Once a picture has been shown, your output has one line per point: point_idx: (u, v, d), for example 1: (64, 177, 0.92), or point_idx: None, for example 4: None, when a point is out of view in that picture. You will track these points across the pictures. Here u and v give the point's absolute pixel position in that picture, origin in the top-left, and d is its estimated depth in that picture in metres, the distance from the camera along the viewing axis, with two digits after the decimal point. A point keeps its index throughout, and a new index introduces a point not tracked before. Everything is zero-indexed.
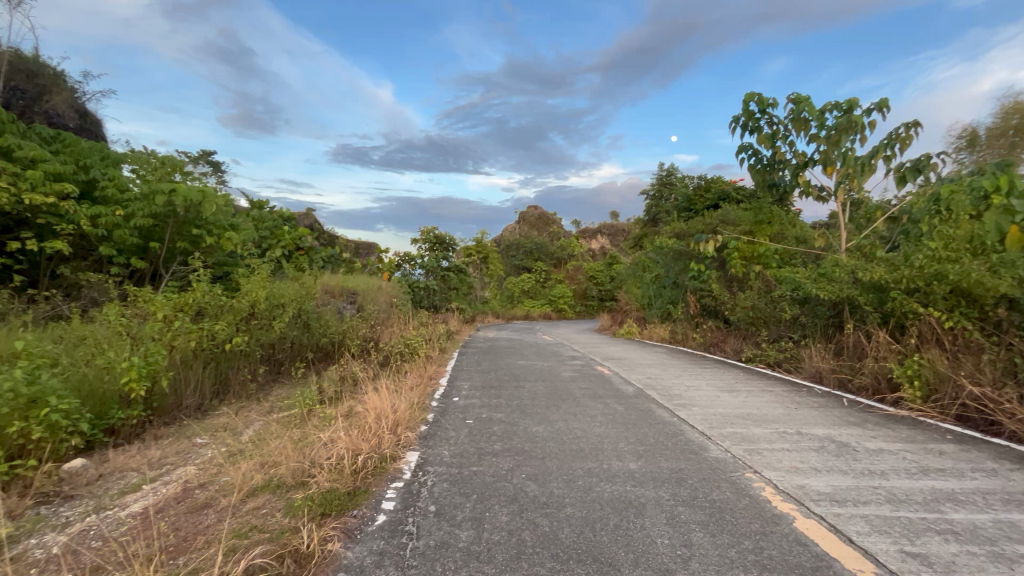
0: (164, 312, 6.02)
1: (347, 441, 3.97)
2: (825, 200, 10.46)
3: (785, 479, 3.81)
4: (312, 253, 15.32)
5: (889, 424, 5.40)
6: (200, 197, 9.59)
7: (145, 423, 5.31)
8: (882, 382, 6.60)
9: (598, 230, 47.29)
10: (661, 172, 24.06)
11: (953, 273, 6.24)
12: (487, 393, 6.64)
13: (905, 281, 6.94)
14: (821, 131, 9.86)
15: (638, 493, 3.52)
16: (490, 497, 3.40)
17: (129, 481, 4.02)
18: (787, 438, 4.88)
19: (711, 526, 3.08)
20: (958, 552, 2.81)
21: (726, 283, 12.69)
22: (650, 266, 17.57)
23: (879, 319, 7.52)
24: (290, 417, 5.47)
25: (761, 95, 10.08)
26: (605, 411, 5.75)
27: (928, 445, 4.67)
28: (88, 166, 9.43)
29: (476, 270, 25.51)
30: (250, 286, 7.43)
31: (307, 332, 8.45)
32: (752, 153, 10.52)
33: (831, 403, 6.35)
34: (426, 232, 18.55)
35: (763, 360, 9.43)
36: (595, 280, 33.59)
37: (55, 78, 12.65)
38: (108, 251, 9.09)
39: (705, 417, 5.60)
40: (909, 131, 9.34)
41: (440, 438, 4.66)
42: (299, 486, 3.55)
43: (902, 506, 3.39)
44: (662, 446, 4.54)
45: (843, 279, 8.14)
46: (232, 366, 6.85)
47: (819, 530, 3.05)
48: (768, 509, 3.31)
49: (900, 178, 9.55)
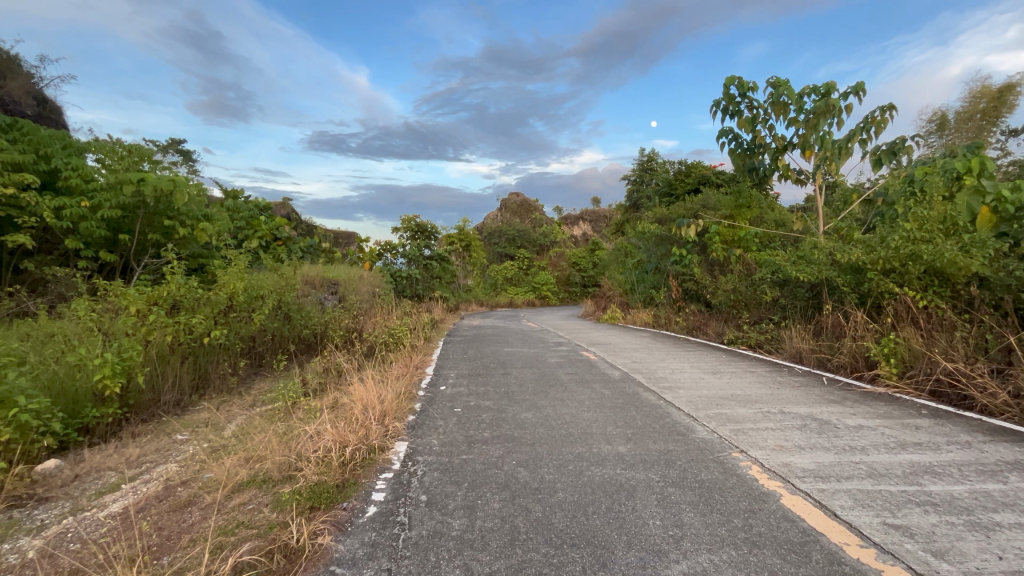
0: (137, 306, 5.80)
1: (334, 433, 3.90)
2: (803, 183, 10.62)
3: (770, 458, 3.88)
4: (290, 243, 15.00)
5: (867, 401, 5.55)
6: (171, 187, 9.24)
7: (122, 421, 5.14)
8: (859, 360, 6.78)
9: (580, 216, 47.39)
10: (642, 157, 24.14)
11: (927, 254, 6.43)
12: (474, 381, 6.61)
13: (881, 262, 7.10)
14: (800, 114, 9.96)
15: (628, 476, 3.54)
16: (481, 485, 3.39)
17: (107, 481, 3.88)
18: (771, 418, 4.97)
19: (700, 505, 3.11)
20: (938, 523, 2.90)
21: (707, 267, 12.84)
22: (632, 252, 17.67)
23: (857, 300, 7.71)
24: (275, 410, 5.36)
25: (741, 79, 10.13)
26: (593, 396, 5.77)
27: (905, 421, 4.81)
28: (49, 155, 8.95)
29: (458, 258, 25.35)
30: (227, 277, 7.21)
31: (288, 324, 8.31)
32: (733, 137, 10.59)
33: (811, 382, 6.51)
34: (407, 221, 18.34)
35: (745, 342, 9.59)
36: (578, 266, 33.70)
37: (9, 63, 12.03)
38: (74, 244, 8.75)
39: (691, 399, 5.67)
40: (884, 115, 9.49)
41: (429, 427, 4.62)
42: (286, 480, 3.48)
43: (883, 479, 3.49)
44: (650, 429, 4.58)
45: (821, 261, 8.28)
46: (212, 360, 6.67)
47: (806, 506, 3.11)
48: (756, 487, 3.37)
49: (876, 161, 9.72)
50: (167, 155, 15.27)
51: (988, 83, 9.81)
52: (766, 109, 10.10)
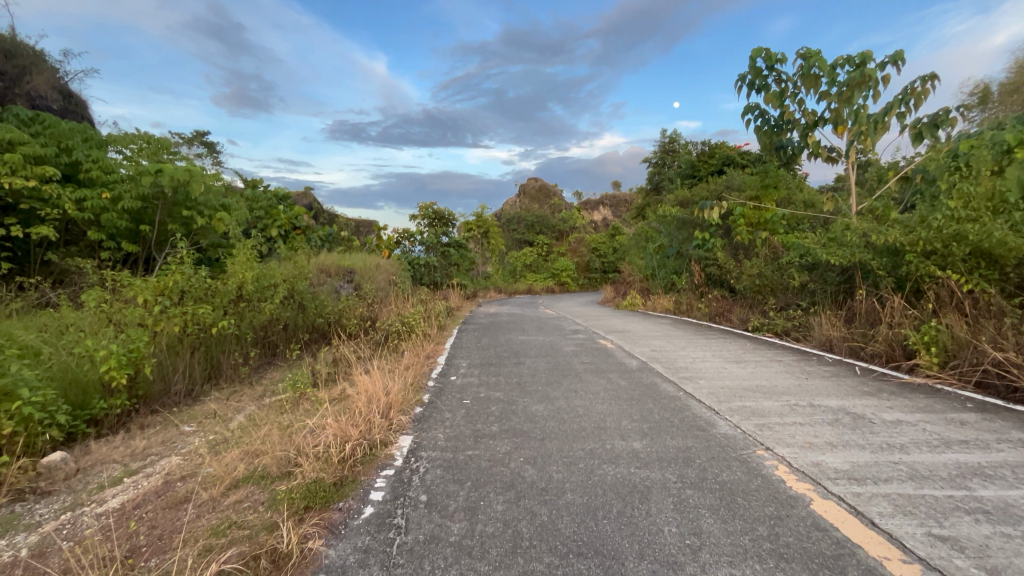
0: (144, 297, 5.73)
1: (335, 427, 3.77)
2: (834, 161, 10.03)
3: (799, 456, 3.59)
4: (309, 232, 15.02)
5: (905, 393, 5.16)
6: (187, 177, 9.22)
7: (131, 412, 5.14)
8: (896, 349, 6.33)
9: (600, 201, 46.61)
10: (663, 139, 23.34)
11: (973, 235, 5.93)
12: (485, 370, 6.45)
13: (921, 243, 6.61)
14: (832, 87, 9.36)
15: (643, 476, 3.30)
16: (485, 484, 3.20)
17: (109, 474, 3.84)
18: (799, 411, 4.64)
19: (721, 510, 2.86)
20: (992, 535, 2.59)
21: (731, 251, 12.36)
22: (653, 236, 17.16)
23: (893, 284, 7.22)
24: (282, 401, 5.29)
25: (769, 50, 9.54)
26: (608, 387, 5.53)
27: (948, 416, 4.43)
28: (70, 148, 8.98)
29: (477, 245, 25.17)
30: (237, 267, 7.14)
31: (302, 314, 8.26)
32: (760, 113, 10.04)
33: (843, 372, 6.12)
34: (425, 208, 18.21)
35: (770, 329, 9.17)
36: (597, 251, 33.18)
37: (34, 58, 12.16)
38: (97, 236, 8.83)
39: (712, 391, 5.38)
40: (925, 85, 8.84)
41: (435, 420, 4.46)
42: (284, 476, 3.36)
43: (926, 483, 3.17)
44: (669, 423, 4.32)
45: (854, 243, 7.78)
46: (223, 349, 6.65)
47: (839, 513, 2.83)
48: (783, 490, 3.09)
49: (916, 136, 9.04)
50: (190, 147, 15.42)
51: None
52: (795, 82, 9.52)
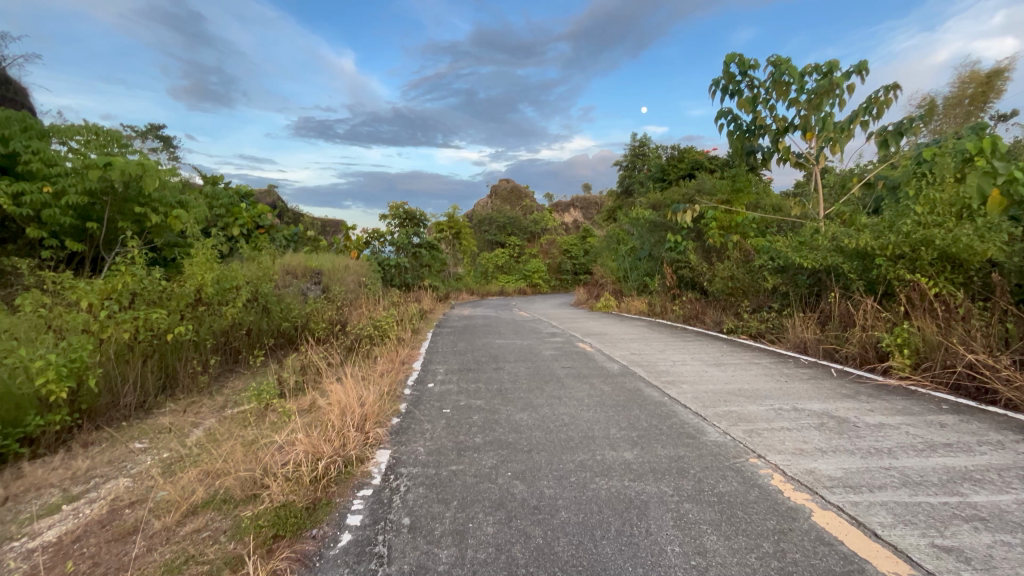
0: (88, 300, 5.21)
1: (306, 443, 3.46)
2: (802, 167, 10.25)
3: (792, 464, 3.51)
4: (273, 231, 14.37)
5: (883, 396, 5.22)
6: (140, 171, 8.61)
7: (73, 429, 4.67)
8: (869, 351, 6.45)
9: (570, 204, 46.93)
10: (634, 143, 23.57)
11: (941, 239, 6.09)
12: (464, 376, 6.21)
13: (890, 248, 6.72)
14: (801, 95, 9.57)
15: (638, 490, 3.15)
16: (473, 504, 2.97)
17: (46, 501, 3.42)
18: (784, 416, 4.60)
19: (723, 526, 2.73)
20: (993, 544, 2.54)
21: (703, 253, 12.50)
22: (625, 239, 17.32)
23: (865, 287, 7.37)
24: (245, 414, 4.91)
25: (742, 56, 9.67)
26: (592, 394, 5.38)
27: (927, 418, 4.47)
28: (7, 137, 8.22)
29: (448, 246, 24.85)
30: (195, 268, 6.63)
31: (266, 317, 7.84)
32: (732, 118, 10.18)
33: (820, 374, 6.19)
34: (396, 208, 17.78)
35: (745, 331, 9.28)
36: (569, 253, 33.34)
37: None
38: (37, 233, 8.11)
39: (696, 395, 5.30)
40: (887, 95, 9.15)
41: (414, 432, 4.20)
42: (250, 500, 3.04)
43: (920, 490, 3.13)
44: (657, 431, 4.20)
45: (824, 247, 7.96)
46: (180, 357, 6.17)
47: (841, 524, 2.74)
48: (781, 501, 2.99)
49: (882, 143, 9.28)
50: (144, 142, 14.56)
51: (977, 70, 10.34)
52: (767, 89, 9.69)
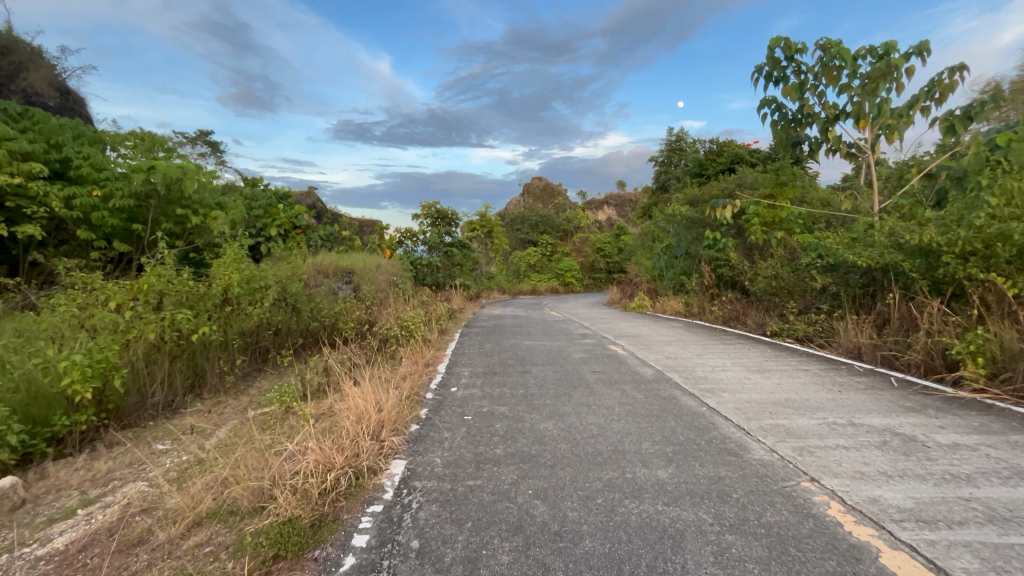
0: (118, 300, 5.29)
1: (318, 452, 3.31)
2: (854, 157, 9.50)
3: (852, 491, 3.09)
4: (309, 232, 14.56)
5: (954, 410, 4.64)
6: (181, 173, 8.77)
7: (100, 428, 4.73)
8: (936, 359, 5.81)
9: (604, 201, 46.03)
10: (671, 137, 22.77)
11: (1021, 234, 5.40)
12: (488, 380, 5.96)
13: (959, 245, 6.02)
14: (854, 80, 8.84)
15: (673, 516, 2.82)
16: (489, 526, 2.72)
17: (64, 504, 3.40)
18: (840, 432, 4.13)
19: (772, 565, 2.37)
20: None
21: (745, 251, 11.81)
22: (660, 236, 16.70)
23: (929, 287, 6.68)
24: (266, 416, 4.83)
25: (788, 40, 9.03)
26: (623, 402, 5.03)
27: (1011, 438, 3.90)
28: (60, 144, 8.54)
29: (480, 244, 24.74)
30: (223, 269, 6.67)
31: (296, 316, 7.89)
32: (777, 107, 9.53)
33: (878, 384, 5.61)
34: (427, 207, 17.75)
35: (791, 334, 8.65)
36: (602, 251, 32.75)
37: (32, 54, 11.91)
38: (86, 235, 8.42)
39: (738, 406, 4.87)
40: (953, 76, 8.34)
41: (432, 441, 3.99)
42: (256, 512, 2.90)
43: (1012, 528, 2.66)
44: (695, 447, 3.82)
45: (880, 243, 7.29)
46: (209, 356, 6.22)
47: (915, 569, 2.33)
48: (841, 537, 2.60)
49: (948, 128, 8.42)
50: (191, 146, 15.11)
51: None
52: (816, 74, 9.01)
